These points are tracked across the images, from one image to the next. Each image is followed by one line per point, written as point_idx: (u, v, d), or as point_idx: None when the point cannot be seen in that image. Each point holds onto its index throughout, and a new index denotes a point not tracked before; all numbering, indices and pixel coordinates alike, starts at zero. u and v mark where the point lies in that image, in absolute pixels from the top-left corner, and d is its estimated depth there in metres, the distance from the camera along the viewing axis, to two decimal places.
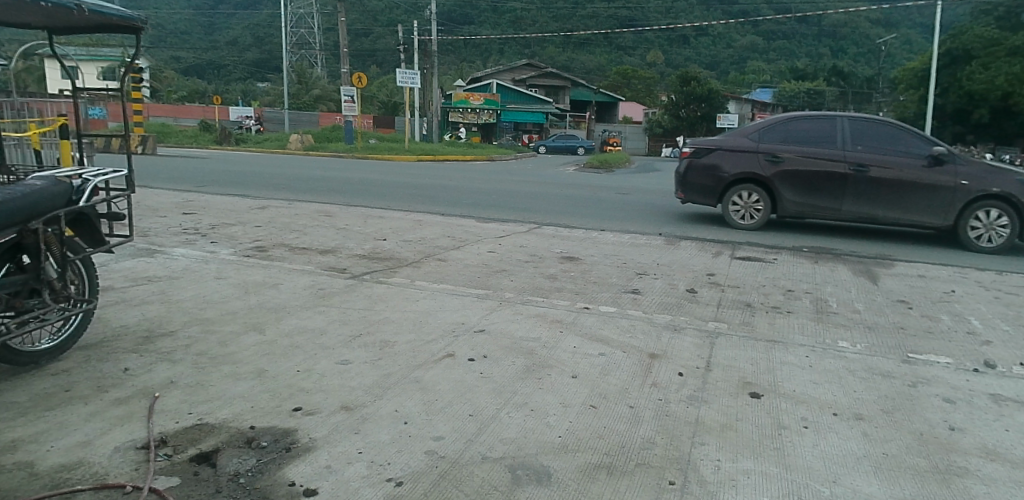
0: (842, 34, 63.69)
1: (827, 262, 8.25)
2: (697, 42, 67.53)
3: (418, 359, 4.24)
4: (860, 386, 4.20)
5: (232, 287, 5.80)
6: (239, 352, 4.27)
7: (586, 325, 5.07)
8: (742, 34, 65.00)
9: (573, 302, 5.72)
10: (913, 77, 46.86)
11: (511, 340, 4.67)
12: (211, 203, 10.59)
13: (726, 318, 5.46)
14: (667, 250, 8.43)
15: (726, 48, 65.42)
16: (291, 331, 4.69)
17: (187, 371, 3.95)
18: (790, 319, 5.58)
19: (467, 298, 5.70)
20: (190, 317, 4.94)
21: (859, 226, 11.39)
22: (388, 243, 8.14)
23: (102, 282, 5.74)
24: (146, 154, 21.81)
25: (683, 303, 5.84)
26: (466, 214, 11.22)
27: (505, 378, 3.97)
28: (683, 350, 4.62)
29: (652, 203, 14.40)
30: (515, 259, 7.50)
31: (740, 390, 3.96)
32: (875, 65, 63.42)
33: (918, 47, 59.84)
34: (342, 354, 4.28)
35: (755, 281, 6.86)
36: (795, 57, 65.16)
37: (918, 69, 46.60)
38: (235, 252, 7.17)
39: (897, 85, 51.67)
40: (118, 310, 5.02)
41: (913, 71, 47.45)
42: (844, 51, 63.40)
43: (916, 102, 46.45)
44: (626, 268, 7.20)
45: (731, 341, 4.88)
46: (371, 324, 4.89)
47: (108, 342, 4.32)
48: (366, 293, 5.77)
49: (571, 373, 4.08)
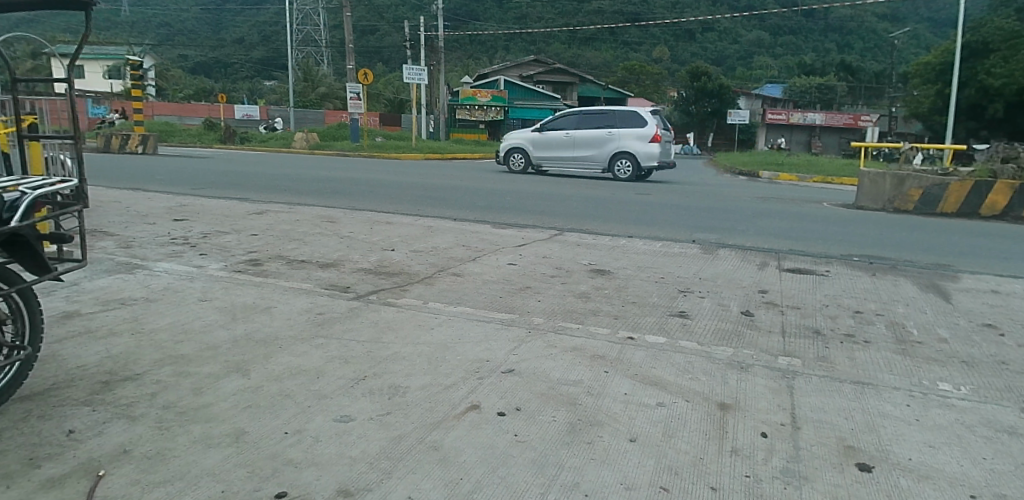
0: (850, 28, 62.56)
1: (887, 275, 7.37)
2: (704, 38, 66.77)
3: (438, 415, 3.42)
4: (990, 451, 3.33)
5: (217, 313, 4.96)
6: (217, 404, 3.47)
7: (635, 362, 4.25)
8: (748, 29, 64.96)
9: (617, 329, 4.88)
10: (929, 72, 45.61)
11: (549, 383, 3.84)
12: (205, 208, 9.83)
13: (797, 353, 4.63)
14: (705, 261, 7.59)
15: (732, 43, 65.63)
16: (283, 373, 3.88)
17: (148, 434, 3.15)
18: (871, 352, 4.76)
19: (490, 325, 4.87)
20: (162, 354, 4.12)
21: (909, 235, 10.46)
22: (396, 253, 7.35)
23: (68, 306, 4.96)
24: (145, 155, 21.09)
25: (743, 332, 5.01)
26: (479, 218, 10.39)
27: (546, 442, 3.14)
28: (760, 400, 3.78)
29: (679, 206, 13.47)
30: (540, 273, 6.68)
31: (844, 461, 3.14)
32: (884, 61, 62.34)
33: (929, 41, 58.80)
34: (343, 406, 3.48)
35: (815, 301, 6.04)
36: (801, 52, 64.25)
37: (932, 63, 45.37)
38: (226, 267, 6.37)
39: (910, 79, 50.50)
40: (78, 344, 4.22)
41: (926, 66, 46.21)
42: (851, 46, 62.38)
43: (931, 97, 45.32)
44: (666, 284, 6.35)
45: (810, 386, 4.06)
46: (380, 363, 4.07)
47: (55, 392, 3.52)
48: (374, 319, 4.95)
49: (628, 434, 3.26)
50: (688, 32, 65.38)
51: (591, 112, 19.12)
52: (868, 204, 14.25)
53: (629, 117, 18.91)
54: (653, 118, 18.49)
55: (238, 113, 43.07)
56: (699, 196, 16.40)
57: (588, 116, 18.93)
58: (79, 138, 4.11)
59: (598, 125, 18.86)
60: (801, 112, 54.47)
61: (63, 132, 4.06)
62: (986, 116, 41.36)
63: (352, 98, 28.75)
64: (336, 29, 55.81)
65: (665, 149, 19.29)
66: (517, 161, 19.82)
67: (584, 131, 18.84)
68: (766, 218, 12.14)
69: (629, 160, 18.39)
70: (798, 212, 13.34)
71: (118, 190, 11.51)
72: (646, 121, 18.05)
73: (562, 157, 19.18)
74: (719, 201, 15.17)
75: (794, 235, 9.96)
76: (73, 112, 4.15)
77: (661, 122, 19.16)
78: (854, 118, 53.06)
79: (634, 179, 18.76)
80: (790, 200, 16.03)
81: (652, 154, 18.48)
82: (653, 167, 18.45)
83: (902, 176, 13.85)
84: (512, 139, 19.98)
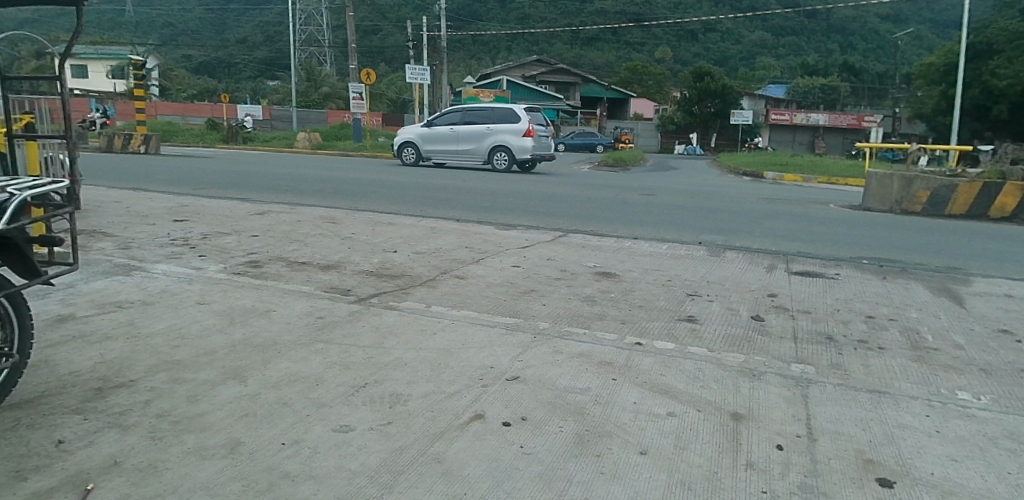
0: (852, 29, 62.38)
1: (897, 279, 7.25)
2: (707, 39, 66.59)
3: (441, 425, 3.29)
4: (1015, 466, 3.20)
5: (216, 316, 4.86)
6: (213, 413, 3.35)
7: (644, 368, 4.13)
8: (749, 30, 65.13)
9: (624, 335, 4.76)
10: (933, 72, 45.38)
11: (555, 391, 3.72)
12: (205, 209, 9.72)
13: (810, 360, 4.50)
14: (712, 263, 7.47)
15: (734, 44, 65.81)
16: (281, 380, 3.76)
17: (141, 444, 3.03)
18: (885, 359, 4.64)
19: (494, 330, 4.75)
20: (158, 360, 4.00)
21: (917, 237, 10.33)
22: (398, 255, 7.24)
23: (62, 309, 4.85)
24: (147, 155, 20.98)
25: (753, 338, 4.89)
26: (483, 219, 10.28)
27: (555, 455, 3.02)
28: (774, 411, 3.66)
29: (683, 207, 13.37)
30: (544, 275, 6.56)
31: (864, 475, 3.02)
32: (887, 62, 62.14)
33: (932, 42, 58.62)
34: (343, 416, 3.35)
35: (825, 306, 5.91)
36: (804, 52, 64.08)
37: (936, 64, 45.14)
38: (225, 269, 6.25)
39: (914, 79, 50.29)
40: (72, 349, 4.10)
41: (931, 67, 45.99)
42: (855, 47, 62.19)
43: (936, 98, 45.09)
44: (674, 287, 6.23)
45: (824, 396, 3.93)
46: (380, 370, 3.95)
47: (45, 400, 3.41)
48: (375, 323, 4.82)
49: (638, 446, 3.14)
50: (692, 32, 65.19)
51: (472, 108, 20.06)
52: (874, 205, 14.10)
53: (506, 113, 19.85)
54: (527, 114, 19.50)
55: (241, 113, 43.00)
56: (702, 196, 16.28)
57: (470, 112, 19.88)
58: (71, 138, 3.95)
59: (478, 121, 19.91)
60: (804, 113, 54.38)
61: (53, 133, 3.91)
62: (991, 117, 41.12)
63: (353, 97, 28.26)
64: (338, 28, 55.75)
65: (540, 143, 20.31)
66: (407, 155, 20.85)
67: (466, 127, 19.88)
68: (772, 219, 12.02)
69: (506, 153, 19.39)
70: (804, 213, 13.21)
71: (119, 190, 11.41)
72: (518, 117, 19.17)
73: (447, 151, 20.24)
74: (723, 202, 15.05)
75: (800, 237, 9.84)
76: (64, 113, 4.00)
77: (536, 118, 20.18)
78: (857, 118, 52.87)
79: (511, 171, 19.73)
80: (796, 201, 15.93)
81: (527, 147, 19.64)
82: (527, 159, 19.45)
83: (909, 178, 13.73)
84: (403, 134, 20.80)
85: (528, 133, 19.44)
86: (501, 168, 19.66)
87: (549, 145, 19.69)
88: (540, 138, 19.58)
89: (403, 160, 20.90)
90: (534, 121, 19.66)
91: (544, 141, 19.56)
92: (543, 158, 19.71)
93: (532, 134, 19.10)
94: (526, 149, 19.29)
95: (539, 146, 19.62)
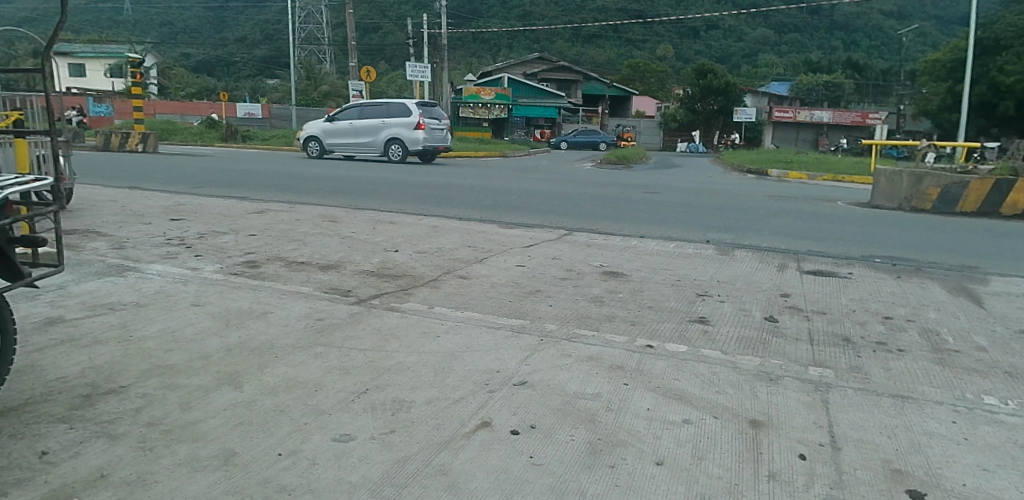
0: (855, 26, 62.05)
1: (912, 278, 7.07)
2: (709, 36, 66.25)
3: (446, 433, 3.13)
4: None
5: (212, 319, 4.71)
6: (207, 421, 3.19)
7: (655, 373, 3.96)
8: (753, 26, 63.19)
9: (634, 337, 4.59)
10: (938, 69, 45.08)
11: (565, 397, 3.56)
12: (203, 208, 9.56)
13: (829, 363, 4.32)
14: (721, 263, 7.30)
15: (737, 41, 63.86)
16: (278, 386, 3.60)
17: (130, 455, 2.88)
18: (906, 362, 4.46)
19: (500, 333, 4.58)
20: (150, 366, 3.84)
21: (927, 235, 10.15)
22: (400, 255, 7.08)
23: (52, 312, 4.69)
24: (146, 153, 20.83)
25: (767, 340, 4.71)
26: (486, 217, 10.10)
27: (567, 467, 2.85)
28: (794, 417, 3.49)
29: (688, 205, 13.23)
30: (550, 275, 6.38)
31: (894, 487, 2.85)
32: (890, 59, 61.76)
33: (936, 39, 58.30)
34: (343, 424, 3.19)
35: (840, 306, 5.74)
36: (807, 49, 63.74)
37: (941, 61, 44.86)
38: (222, 269, 6.09)
39: (918, 76, 49.99)
40: (60, 354, 3.95)
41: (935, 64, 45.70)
42: (858, 44, 61.81)
43: (941, 95, 44.77)
44: (684, 287, 6.06)
45: (846, 401, 3.76)
46: (382, 374, 3.79)
47: (30, 407, 3.25)
48: (377, 326, 4.66)
49: (654, 457, 2.97)
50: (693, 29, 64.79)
51: (368, 103, 20.78)
52: (883, 203, 13.90)
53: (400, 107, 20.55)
54: (418, 108, 20.23)
55: (241, 112, 42.85)
56: (706, 194, 16.12)
57: (366, 107, 20.60)
58: (54, 132, 3.76)
59: (375, 116, 20.57)
60: (807, 110, 54.13)
61: (36, 127, 3.71)
62: (997, 114, 40.78)
63: (354, 95, 28.01)
64: (339, 27, 55.52)
65: (436, 135, 21.05)
66: (312, 148, 21.53)
67: (363, 121, 20.52)
68: (779, 217, 11.83)
69: (399, 145, 20.15)
70: (810, 211, 13.04)
71: (116, 189, 11.24)
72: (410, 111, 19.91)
73: (347, 144, 20.89)
74: (728, 200, 14.88)
75: (809, 235, 9.67)
76: (46, 106, 3.80)
77: (432, 111, 20.91)
78: (861, 116, 52.62)
79: (406, 162, 20.48)
80: (803, 199, 15.74)
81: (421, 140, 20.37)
82: (420, 150, 20.21)
83: (919, 175, 13.54)
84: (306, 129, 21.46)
85: (421, 126, 20.17)
86: (397, 160, 20.39)
87: (442, 137, 20.45)
88: (433, 131, 20.34)
89: (307, 154, 21.49)
90: (426, 114, 20.40)
91: (437, 133, 20.30)
92: (436, 150, 20.46)
93: (423, 126, 19.86)
94: (418, 141, 20.03)
95: (432, 138, 20.36)
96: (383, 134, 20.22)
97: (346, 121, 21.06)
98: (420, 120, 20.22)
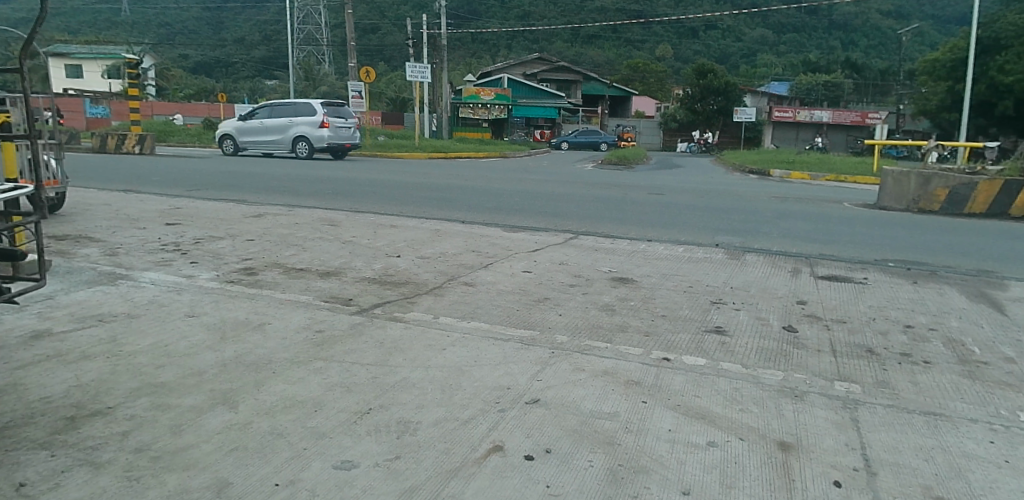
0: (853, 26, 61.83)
1: (930, 284, 6.86)
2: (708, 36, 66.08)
3: (455, 458, 2.92)
4: None
5: (207, 331, 4.50)
6: (199, 446, 2.98)
7: (674, 388, 3.74)
8: (751, 25, 60.68)
9: (649, 349, 4.37)
10: (939, 69, 44.87)
11: (580, 417, 3.34)
12: (200, 212, 9.35)
13: (855, 377, 4.10)
14: (732, 267, 7.10)
15: (735, 41, 62.05)
16: (275, 405, 3.38)
17: (113, 485, 2.66)
18: (935, 374, 4.24)
19: (508, 345, 4.37)
20: (141, 383, 3.63)
21: (939, 237, 9.93)
22: (402, 260, 6.88)
23: (39, 324, 4.48)
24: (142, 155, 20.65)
25: (788, 351, 4.50)
26: (488, 220, 9.90)
27: (585, 497, 2.64)
28: (824, 438, 3.28)
29: (692, 206, 13.04)
30: (557, 282, 6.17)
31: None
32: (889, 58, 61.58)
33: (935, 38, 58.16)
34: (344, 449, 2.97)
35: (859, 314, 5.54)
36: (806, 49, 63.58)
37: (941, 61, 44.65)
38: (218, 277, 5.87)
39: (919, 75, 49.77)
40: (44, 371, 3.74)
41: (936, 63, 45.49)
42: (856, 44, 61.61)
43: (940, 95, 44.60)
44: (696, 294, 5.85)
45: (876, 419, 3.55)
46: (385, 392, 3.58)
47: (10, 432, 3.05)
48: (379, 338, 4.44)
49: (679, 485, 2.76)
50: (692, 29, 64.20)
51: (278, 102, 21.35)
52: (891, 204, 13.74)
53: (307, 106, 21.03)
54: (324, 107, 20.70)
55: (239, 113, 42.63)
56: (711, 195, 15.92)
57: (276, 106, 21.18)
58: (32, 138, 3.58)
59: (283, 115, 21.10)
60: (807, 110, 54.00)
61: (15, 134, 3.55)
62: (996, 114, 40.61)
63: (353, 96, 27.76)
64: (338, 27, 55.33)
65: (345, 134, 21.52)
66: (227, 147, 22.12)
67: (273, 119, 21.06)
68: (785, 219, 11.64)
69: (304, 143, 20.65)
70: (816, 212, 12.84)
71: (110, 192, 11.02)
72: (314, 109, 20.42)
73: (258, 142, 21.46)
74: (733, 201, 14.67)
75: (819, 239, 9.46)
76: (25, 110, 3.62)
77: (341, 110, 21.39)
78: (861, 115, 52.44)
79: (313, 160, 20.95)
80: (807, 199, 15.54)
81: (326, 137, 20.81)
82: (325, 148, 20.67)
83: (927, 175, 13.34)
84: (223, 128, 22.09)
85: (325, 124, 20.62)
86: (303, 157, 20.86)
87: (348, 135, 20.90)
88: (338, 129, 20.79)
89: (223, 152, 22.00)
90: (331, 113, 20.90)
91: (342, 132, 20.74)
92: (342, 147, 20.93)
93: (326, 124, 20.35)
94: (322, 138, 20.47)
95: (338, 136, 20.81)
96: (290, 132, 20.71)
97: (259, 120, 21.61)
98: (326, 119, 20.68)
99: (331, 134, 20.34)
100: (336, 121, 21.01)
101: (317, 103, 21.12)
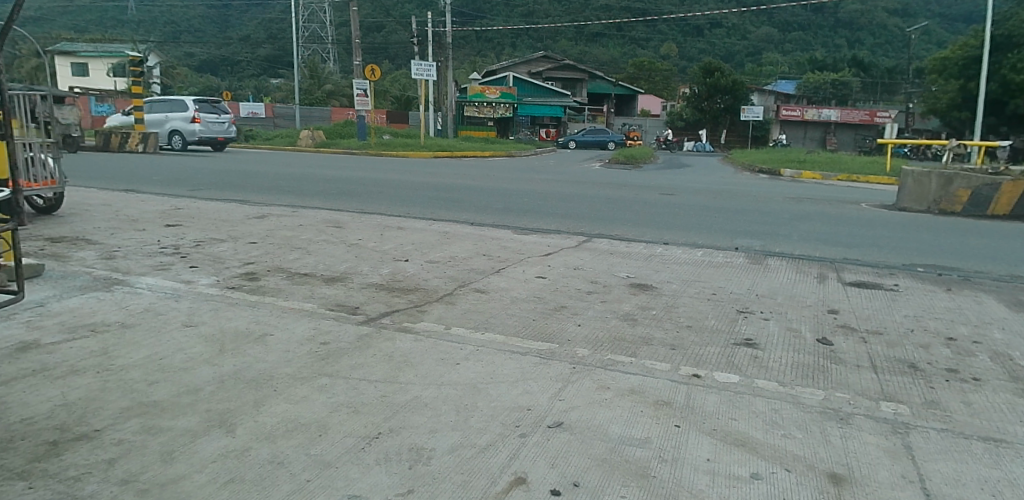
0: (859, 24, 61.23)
1: (965, 291, 6.54)
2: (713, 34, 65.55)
3: (475, 493, 2.63)
4: None
5: (205, 342, 4.22)
6: (193, 477, 2.69)
7: (708, 410, 3.44)
8: (756, 25, 60.83)
9: (676, 364, 4.08)
10: (948, 67, 44.30)
11: (609, 443, 3.05)
12: (202, 213, 9.09)
13: (901, 396, 3.80)
14: (755, 273, 6.81)
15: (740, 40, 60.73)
16: (276, 429, 3.10)
17: None
18: (989, 393, 3.93)
19: (528, 360, 4.09)
20: (132, 402, 3.35)
21: (964, 241, 9.59)
22: (411, 265, 6.60)
23: (27, 335, 4.21)
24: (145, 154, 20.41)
25: (825, 368, 4.21)
26: (499, 222, 9.63)
27: None
28: (879, 469, 2.97)
29: (704, 207, 12.76)
30: (573, 289, 5.88)
31: None
32: (896, 57, 60.98)
33: (942, 37, 57.56)
34: (352, 481, 2.69)
35: (895, 324, 5.23)
36: (811, 48, 63.02)
37: (951, 60, 44.09)
38: (218, 282, 5.60)
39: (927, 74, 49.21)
40: (29, 388, 3.46)
41: (946, 61, 44.93)
42: (862, 42, 61.00)
43: (950, 93, 43.98)
44: (720, 303, 5.57)
45: (932, 446, 3.23)
46: (395, 413, 3.29)
47: None
48: (388, 351, 4.16)
49: None
50: (697, 27, 62.20)
51: (160, 99, 23.06)
52: (910, 205, 13.43)
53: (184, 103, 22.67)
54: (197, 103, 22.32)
55: (244, 111, 42.40)
56: (724, 196, 15.63)
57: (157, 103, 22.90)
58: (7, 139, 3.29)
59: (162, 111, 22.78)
60: (815, 108, 53.42)
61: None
62: (1007, 112, 40.06)
63: (358, 94, 27.40)
64: (342, 26, 55.11)
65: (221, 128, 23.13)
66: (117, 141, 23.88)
67: (153, 115, 22.72)
68: (803, 220, 11.33)
69: (178, 136, 22.28)
70: (832, 213, 12.55)
71: (110, 192, 10.78)
72: (184, 106, 22.08)
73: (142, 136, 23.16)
74: (746, 202, 14.38)
75: (840, 242, 9.16)
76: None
77: (217, 107, 23.03)
78: (870, 114, 51.94)
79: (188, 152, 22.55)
80: (821, 200, 15.22)
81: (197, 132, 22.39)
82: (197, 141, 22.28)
83: (948, 176, 13.00)
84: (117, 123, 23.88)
85: (196, 119, 22.23)
86: (177, 150, 22.47)
87: (218, 129, 22.58)
88: (211, 124, 22.44)
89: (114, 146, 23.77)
90: (205, 109, 22.51)
91: (214, 126, 22.40)
92: (213, 141, 22.53)
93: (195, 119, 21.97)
94: (193, 132, 22.08)
95: (209, 130, 22.42)
96: (165, 126, 22.39)
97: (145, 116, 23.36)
98: (197, 114, 22.32)
99: (201, 128, 22.00)
100: (209, 117, 22.61)
101: (191, 100, 22.74)
